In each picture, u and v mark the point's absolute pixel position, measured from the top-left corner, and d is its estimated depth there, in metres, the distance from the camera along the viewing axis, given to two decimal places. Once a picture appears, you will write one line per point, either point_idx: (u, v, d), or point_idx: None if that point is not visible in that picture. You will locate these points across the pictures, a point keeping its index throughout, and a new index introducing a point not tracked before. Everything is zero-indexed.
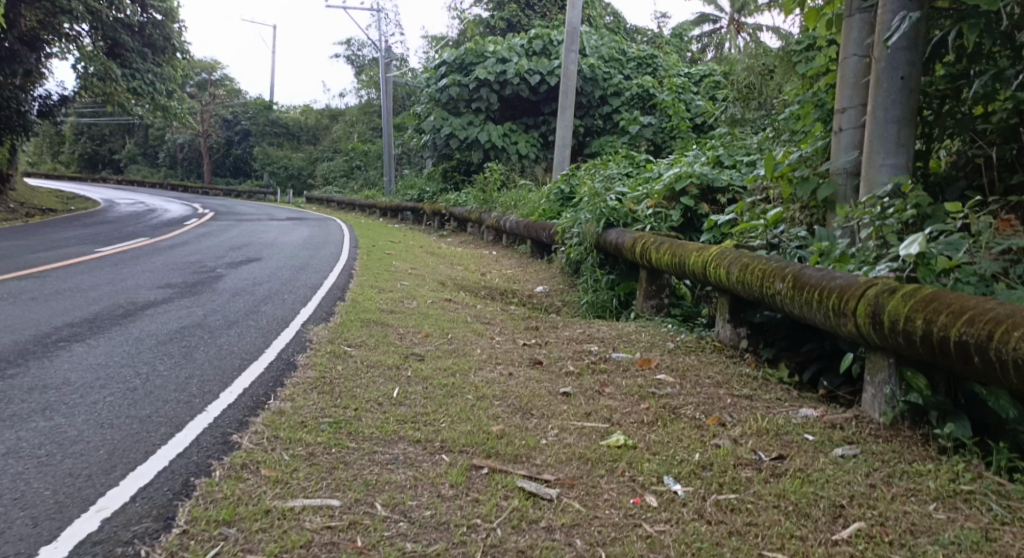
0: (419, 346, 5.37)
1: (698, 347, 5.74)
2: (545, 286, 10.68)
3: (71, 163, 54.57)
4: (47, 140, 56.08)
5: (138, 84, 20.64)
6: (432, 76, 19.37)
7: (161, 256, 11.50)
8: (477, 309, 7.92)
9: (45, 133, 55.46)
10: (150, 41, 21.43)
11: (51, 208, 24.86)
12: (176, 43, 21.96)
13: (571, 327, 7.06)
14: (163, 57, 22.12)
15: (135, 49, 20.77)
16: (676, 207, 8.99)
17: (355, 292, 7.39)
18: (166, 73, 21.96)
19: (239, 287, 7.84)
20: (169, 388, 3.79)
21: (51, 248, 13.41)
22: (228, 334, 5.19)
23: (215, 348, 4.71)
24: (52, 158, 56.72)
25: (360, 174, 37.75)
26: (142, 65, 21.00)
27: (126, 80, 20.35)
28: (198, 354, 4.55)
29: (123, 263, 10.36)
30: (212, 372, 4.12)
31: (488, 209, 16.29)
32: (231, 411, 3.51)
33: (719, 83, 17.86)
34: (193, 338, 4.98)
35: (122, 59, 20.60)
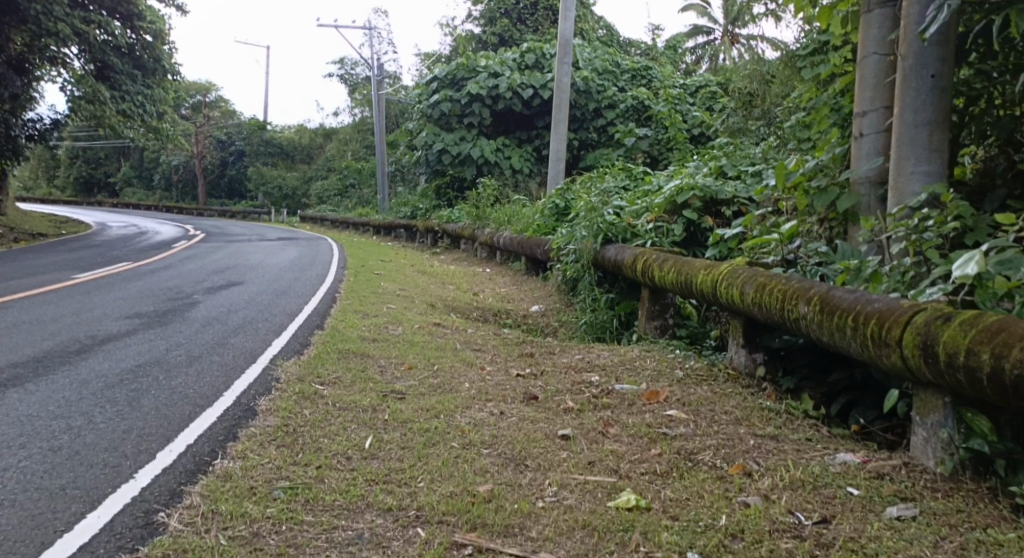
0: (401, 382, 4.84)
1: (709, 376, 5.22)
2: (540, 306, 10.17)
3: (67, 187, 54.23)
4: (43, 164, 55.72)
5: (128, 106, 20.18)
6: (424, 92, 18.92)
7: (140, 282, 10.97)
8: (468, 333, 7.39)
9: (40, 157, 55.12)
10: (140, 62, 20.97)
11: (41, 233, 24.35)
12: (167, 65, 21.52)
13: (569, 353, 6.53)
14: (153, 79, 21.65)
15: (125, 71, 20.33)
16: (677, 221, 8.50)
17: (336, 320, 6.86)
18: (156, 95, 21.49)
19: (212, 315, 7.31)
20: (99, 448, 3.26)
21: (27, 276, 12.86)
22: (186, 374, 4.64)
23: (167, 392, 4.17)
24: (48, 183, 56.39)
25: (354, 192, 37.29)
26: (132, 87, 20.53)
27: (115, 103, 19.89)
28: (144, 400, 4.01)
29: (97, 290, 9.83)
30: (155, 424, 3.56)
31: (481, 225, 15.80)
32: (163, 479, 2.98)
33: (717, 93, 17.39)
34: (145, 381, 4.44)
35: (112, 82, 20.13)
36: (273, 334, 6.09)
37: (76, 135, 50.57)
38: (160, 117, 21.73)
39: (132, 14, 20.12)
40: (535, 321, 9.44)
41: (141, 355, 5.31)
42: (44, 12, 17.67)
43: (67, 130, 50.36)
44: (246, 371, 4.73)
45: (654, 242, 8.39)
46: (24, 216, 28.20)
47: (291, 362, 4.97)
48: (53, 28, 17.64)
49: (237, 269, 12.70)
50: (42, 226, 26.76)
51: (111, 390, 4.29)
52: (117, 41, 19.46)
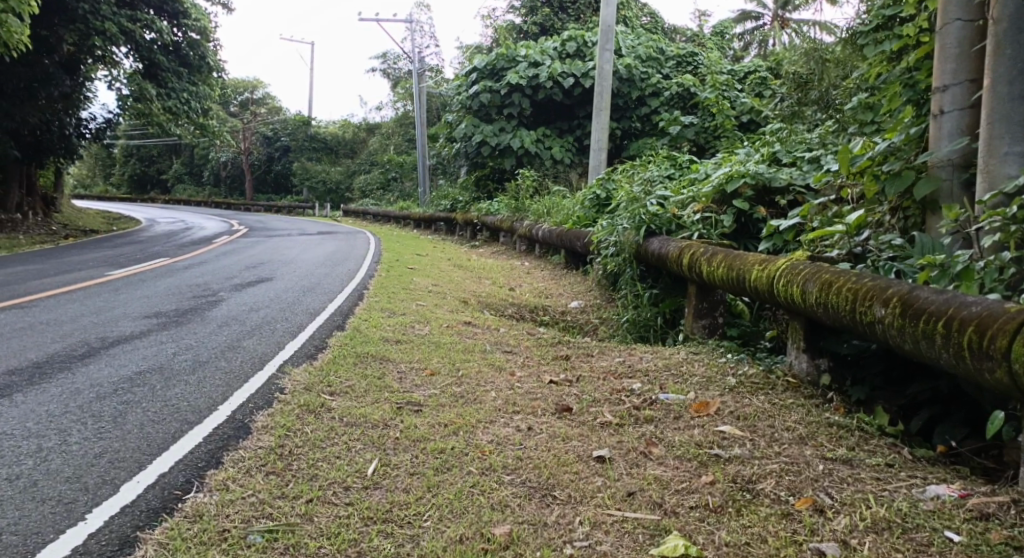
0: (419, 391, 4.38)
1: (765, 385, 4.69)
2: (579, 301, 9.65)
3: (121, 184, 55.01)
4: (97, 162, 56.70)
5: (174, 104, 20.11)
6: (464, 83, 18.45)
7: (170, 278, 10.71)
8: (501, 333, 6.88)
9: (95, 155, 56.08)
10: (185, 60, 20.89)
11: (89, 229, 24.48)
12: (211, 61, 21.38)
13: (611, 357, 5.97)
14: (198, 76, 21.55)
15: (170, 69, 20.22)
16: (727, 212, 7.93)
17: (359, 318, 6.44)
18: (201, 91, 21.36)
19: (232, 315, 6.93)
20: (63, 487, 3.01)
21: (63, 272, 12.75)
22: (184, 382, 4.26)
23: (157, 406, 3.79)
24: (103, 179, 57.31)
25: (396, 186, 37.06)
26: (177, 84, 20.41)
27: (161, 101, 19.78)
28: (130, 417, 3.62)
29: (125, 287, 9.58)
30: (131, 455, 3.25)
31: (520, 217, 15.32)
32: (113, 527, 2.76)
33: (766, 79, 16.65)
34: (138, 391, 4.06)
35: (158, 79, 20.05)
36: (288, 336, 5.66)
37: (127, 132, 51.29)
38: (204, 113, 21.61)
39: (178, 12, 20.02)
40: (574, 319, 8.94)
41: (144, 361, 4.92)
42: (90, 12, 17.55)
43: (119, 128, 51.15)
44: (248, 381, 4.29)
45: (701, 234, 7.81)
46: (75, 212, 28.48)
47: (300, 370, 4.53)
48: (100, 27, 17.48)
49: (272, 265, 12.41)
50: (92, 222, 26.97)
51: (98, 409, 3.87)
52: (164, 39, 19.29)
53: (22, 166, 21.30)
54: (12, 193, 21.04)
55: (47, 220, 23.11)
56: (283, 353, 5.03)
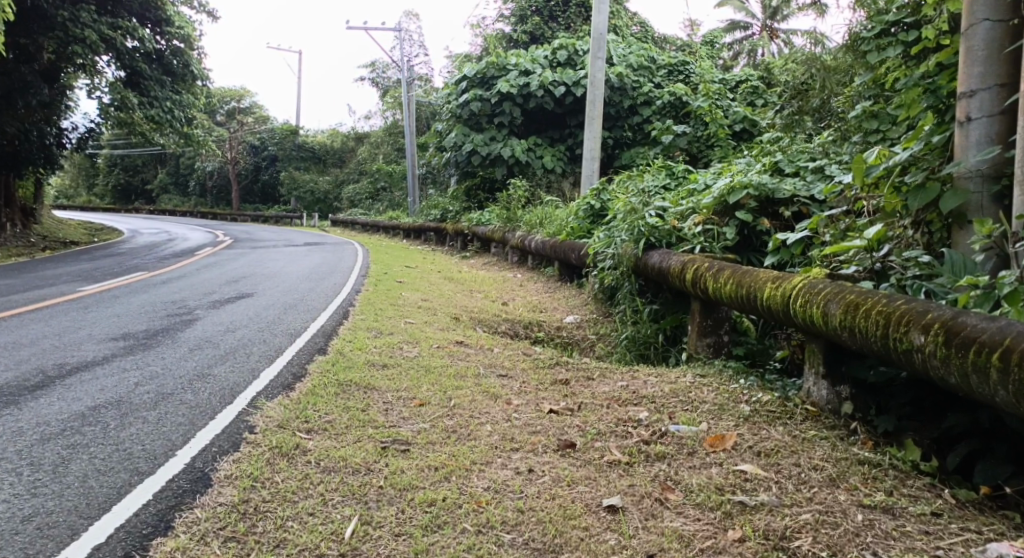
0: (406, 426, 4.03)
1: (781, 415, 4.30)
2: (574, 316, 9.27)
3: (107, 194, 54.33)
4: (83, 173, 56.02)
5: (156, 113, 19.56)
6: (453, 91, 18.08)
7: (148, 294, 10.30)
8: (494, 354, 6.49)
9: (81, 165, 55.43)
10: (170, 69, 20.45)
11: (72, 240, 23.95)
12: (196, 70, 20.97)
13: (613, 381, 5.59)
14: (183, 85, 21.13)
15: (153, 77, 19.77)
16: (729, 224, 7.58)
17: (343, 341, 6.03)
18: (185, 100, 20.91)
19: (207, 336, 6.51)
20: None
21: (40, 287, 12.35)
22: (137, 427, 3.92)
23: (98, 460, 3.48)
24: (87, 190, 56.49)
25: (385, 196, 36.66)
26: (160, 93, 19.95)
27: (143, 110, 19.28)
28: (69, 475, 3.34)
29: (99, 305, 9.19)
30: (66, 526, 2.97)
31: (511, 228, 14.96)
32: None
33: (760, 87, 16.35)
34: (81, 440, 3.75)
35: (141, 88, 19.60)
36: (263, 362, 5.26)
37: (113, 142, 50.69)
38: (189, 123, 21.17)
39: (162, 20, 19.59)
40: (570, 336, 8.56)
41: (102, 396, 4.53)
42: (71, 19, 17.08)
43: (105, 138, 50.58)
44: (215, 423, 3.88)
45: (703, 247, 7.46)
46: (59, 223, 27.94)
47: (274, 407, 4.13)
48: (80, 35, 16.99)
49: (256, 279, 11.99)
50: (76, 234, 26.45)
51: (38, 462, 3.47)
52: (146, 47, 18.85)
53: (1, 176, 20.77)
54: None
55: (28, 232, 22.58)
56: (256, 384, 4.63)
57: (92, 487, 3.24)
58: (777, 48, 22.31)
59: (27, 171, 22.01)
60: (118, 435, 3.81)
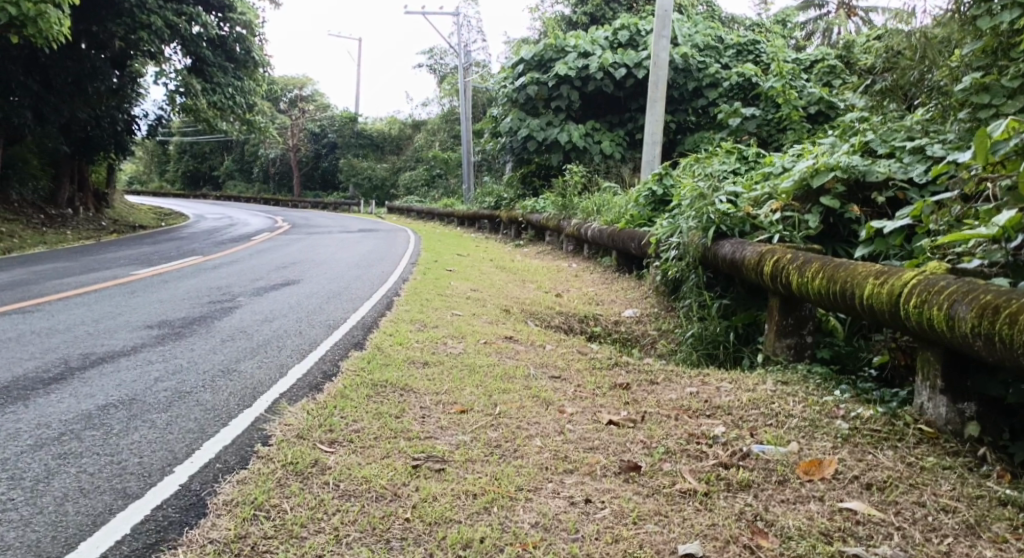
0: (443, 438, 3.51)
1: (890, 436, 3.78)
2: (634, 310, 8.64)
3: (175, 181, 55.32)
4: (153, 159, 56.97)
5: (218, 99, 19.39)
6: (510, 75, 17.46)
7: (197, 277, 10.03)
8: (546, 351, 5.91)
9: (151, 151, 56.43)
10: (231, 54, 20.29)
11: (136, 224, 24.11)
12: (258, 56, 20.77)
13: (680, 387, 4.96)
14: (244, 71, 20.97)
15: (216, 63, 19.62)
16: (812, 211, 6.93)
17: (383, 334, 5.51)
18: (247, 86, 20.73)
19: (242, 323, 5.98)
20: None
21: (95, 267, 12.27)
22: (140, 433, 3.52)
23: (81, 483, 3.12)
24: (157, 175, 57.43)
25: (441, 183, 36.28)
26: (223, 79, 19.76)
27: (206, 96, 19.14)
28: (42, 500, 3.01)
29: (147, 286, 8.96)
30: None
31: (567, 216, 14.35)
32: None
33: (836, 67, 15.38)
34: (77, 449, 3.38)
35: (204, 74, 19.48)
36: (292, 357, 4.73)
37: (181, 129, 51.48)
38: (249, 109, 20.99)
39: (223, 5, 19.40)
40: (629, 332, 7.94)
41: (118, 390, 4.07)
42: (137, 5, 16.85)
43: (172, 124, 51.33)
44: (222, 436, 3.45)
45: (782, 236, 6.80)
46: (126, 207, 28.21)
47: (295, 416, 3.59)
48: (146, 21, 16.77)
49: (307, 265, 11.61)
50: (142, 218, 26.67)
51: (19, 477, 3.17)
52: (209, 33, 18.64)
53: (74, 162, 20.94)
54: (63, 189, 20.70)
55: (101, 216, 22.81)
56: (281, 384, 4.10)
57: (66, 514, 2.94)
58: (854, 27, 21.13)
59: (100, 158, 22.24)
60: (118, 444, 3.43)
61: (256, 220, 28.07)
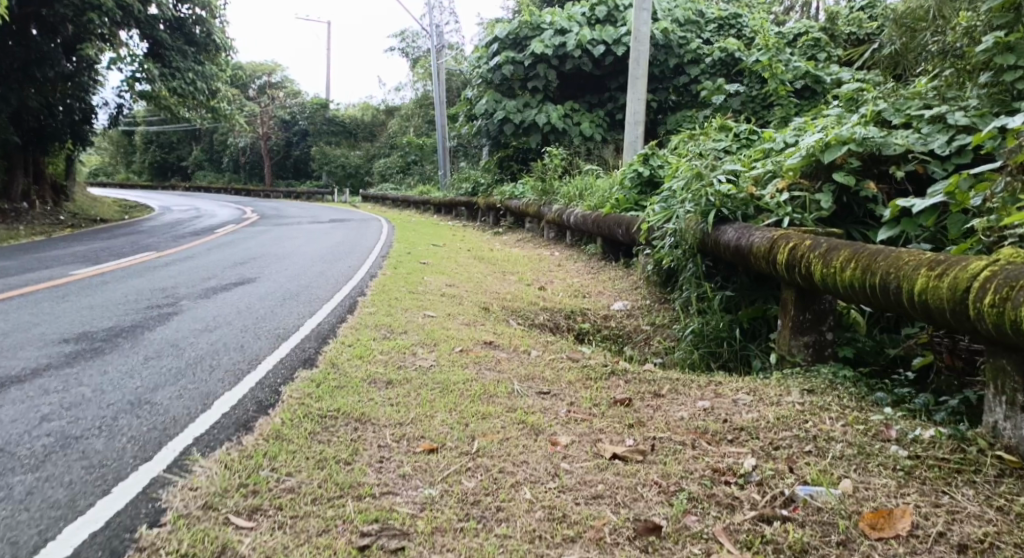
0: (404, 493, 2.86)
1: (963, 468, 3.10)
2: (624, 302, 7.91)
3: (145, 171, 53.80)
4: (119, 150, 55.15)
5: (178, 85, 18.36)
6: (484, 54, 16.58)
7: (146, 276, 9.19)
8: (530, 358, 5.15)
9: (116, 142, 54.68)
10: (191, 37, 19.24)
11: (98, 217, 23.01)
12: (219, 39, 19.71)
13: (686, 401, 4.24)
14: (205, 55, 19.90)
15: (175, 47, 18.62)
16: (823, 190, 6.18)
17: (341, 346, 4.72)
18: (208, 71, 19.67)
19: (176, 333, 5.18)
20: None
21: (41, 265, 11.39)
22: None
23: None
24: (124, 167, 55.69)
25: (417, 169, 35.32)
26: (182, 63, 18.71)
27: (165, 81, 18.11)
28: None
29: (85, 289, 8.12)
30: None
31: (548, 201, 13.58)
32: None
33: (821, 40, 14.60)
34: None
35: (162, 59, 18.45)
36: (223, 380, 3.96)
37: (147, 119, 49.91)
38: (213, 95, 19.96)
39: None
40: (620, 328, 7.21)
41: None
42: None
43: (137, 113, 49.72)
44: (93, 516, 2.78)
45: (792, 220, 6.03)
46: (87, 200, 26.94)
47: (204, 477, 2.94)
48: (95, 2, 15.75)
49: (269, 260, 10.77)
50: (105, 211, 25.51)
51: None
52: (166, 14, 17.61)
53: (26, 153, 19.88)
54: (17, 181, 19.59)
55: (58, 209, 21.73)
56: (194, 426, 3.37)
57: None
58: None
59: (54, 148, 21.15)
60: None
61: (225, 211, 27.02)
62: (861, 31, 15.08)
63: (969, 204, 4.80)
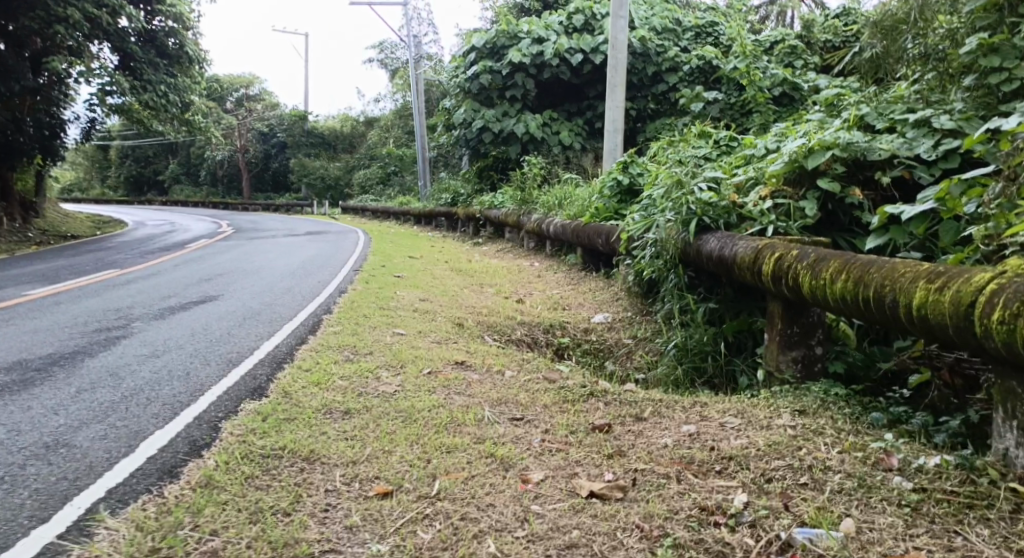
0: (349, 551, 2.61)
1: (974, 503, 2.83)
2: (604, 314, 7.60)
3: (121, 186, 53.07)
4: (94, 165, 54.34)
5: (149, 97, 17.95)
6: (461, 63, 16.28)
7: (106, 295, 8.82)
8: (504, 379, 4.83)
9: (91, 156, 53.89)
10: (163, 49, 18.81)
11: (69, 233, 22.45)
12: (192, 51, 19.30)
13: (669, 425, 3.94)
14: (178, 68, 19.47)
15: (146, 59, 18.19)
16: (807, 197, 5.90)
17: (297, 372, 4.38)
18: (181, 83, 19.24)
19: (120, 359, 4.86)
20: None
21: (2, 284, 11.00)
22: None
23: None
24: (100, 182, 54.90)
25: (396, 181, 34.97)
26: (154, 75, 18.28)
27: (135, 94, 17.70)
28: None
29: (38, 310, 7.78)
30: None
31: (527, 211, 13.28)
32: None
33: (797, 47, 14.38)
34: None
35: (133, 72, 18.02)
36: (159, 415, 3.63)
37: (123, 133, 49.24)
38: (187, 108, 19.56)
39: None
40: (601, 342, 6.92)
41: None
42: None
43: (113, 127, 49.04)
44: None
45: (776, 228, 5.74)
46: (59, 216, 26.35)
47: (107, 543, 2.64)
48: (62, 14, 15.32)
49: (238, 276, 10.40)
50: (78, 227, 24.95)
51: None
52: (137, 26, 17.21)
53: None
54: None
55: (27, 226, 21.20)
56: (110, 475, 3.07)
57: None
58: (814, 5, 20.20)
59: (24, 163, 20.64)
60: None
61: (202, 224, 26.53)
62: (837, 39, 14.91)
63: (962, 210, 4.51)
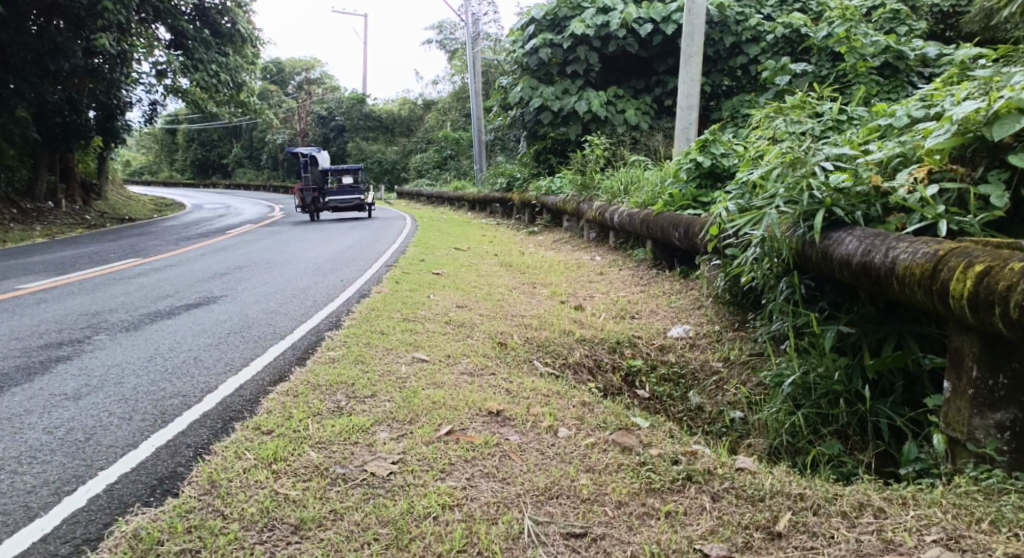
0: None
1: None
2: (685, 326, 5.96)
3: (187, 169, 52.94)
4: (163, 149, 54.15)
5: (202, 77, 16.43)
6: (519, 36, 14.62)
7: (110, 290, 7.70)
8: (555, 446, 3.28)
9: (159, 140, 53.84)
10: (215, 28, 17.49)
11: (117, 215, 21.56)
12: (245, 29, 17.87)
13: (821, 553, 2.55)
14: (231, 47, 18.08)
15: (200, 38, 16.78)
16: (992, 179, 4.19)
17: (249, 446, 3.02)
18: (234, 64, 17.75)
19: (26, 399, 3.68)
20: None
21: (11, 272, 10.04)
22: None
23: None
24: (168, 164, 54.71)
25: (453, 165, 33.49)
26: (206, 54, 16.81)
27: (187, 73, 16.21)
28: None
29: (17, 306, 6.75)
30: None
31: (587, 197, 11.69)
32: None
33: (901, 10, 12.09)
34: None
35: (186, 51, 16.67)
36: None
37: (189, 116, 48.86)
38: (240, 89, 18.28)
39: None
40: (683, 367, 5.31)
41: None
42: None
43: (180, 111, 48.69)
44: None
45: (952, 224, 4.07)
46: (119, 198, 25.65)
47: None
48: None
49: (256, 270, 9.12)
50: (133, 209, 24.19)
51: None
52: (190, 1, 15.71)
53: (50, 151, 18.85)
54: (41, 180, 18.57)
55: (87, 209, 20.69)
56: None
57: None
58: None
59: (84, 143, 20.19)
60: None
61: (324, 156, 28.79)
62: (946, 2, 12.70)
63: None
